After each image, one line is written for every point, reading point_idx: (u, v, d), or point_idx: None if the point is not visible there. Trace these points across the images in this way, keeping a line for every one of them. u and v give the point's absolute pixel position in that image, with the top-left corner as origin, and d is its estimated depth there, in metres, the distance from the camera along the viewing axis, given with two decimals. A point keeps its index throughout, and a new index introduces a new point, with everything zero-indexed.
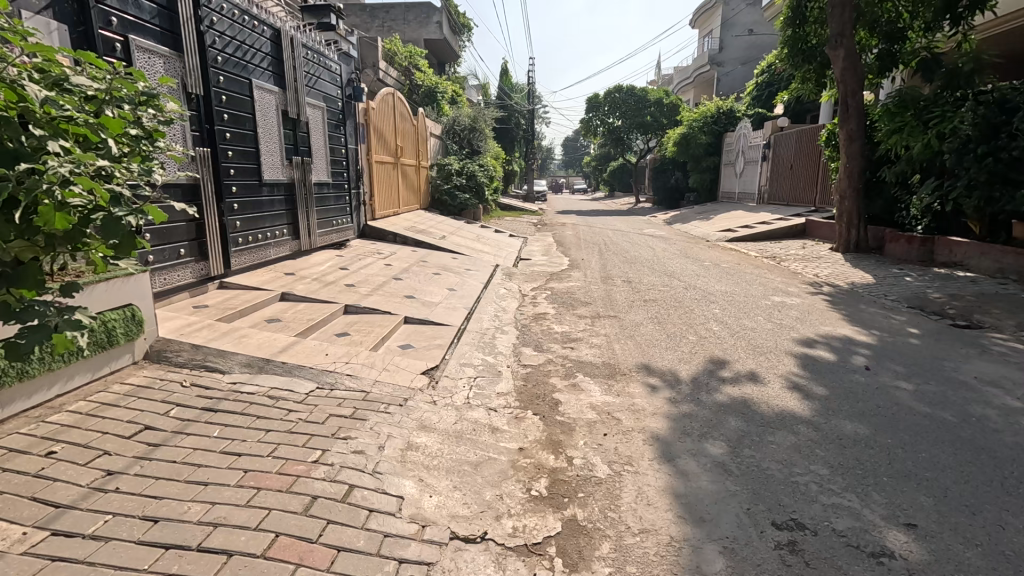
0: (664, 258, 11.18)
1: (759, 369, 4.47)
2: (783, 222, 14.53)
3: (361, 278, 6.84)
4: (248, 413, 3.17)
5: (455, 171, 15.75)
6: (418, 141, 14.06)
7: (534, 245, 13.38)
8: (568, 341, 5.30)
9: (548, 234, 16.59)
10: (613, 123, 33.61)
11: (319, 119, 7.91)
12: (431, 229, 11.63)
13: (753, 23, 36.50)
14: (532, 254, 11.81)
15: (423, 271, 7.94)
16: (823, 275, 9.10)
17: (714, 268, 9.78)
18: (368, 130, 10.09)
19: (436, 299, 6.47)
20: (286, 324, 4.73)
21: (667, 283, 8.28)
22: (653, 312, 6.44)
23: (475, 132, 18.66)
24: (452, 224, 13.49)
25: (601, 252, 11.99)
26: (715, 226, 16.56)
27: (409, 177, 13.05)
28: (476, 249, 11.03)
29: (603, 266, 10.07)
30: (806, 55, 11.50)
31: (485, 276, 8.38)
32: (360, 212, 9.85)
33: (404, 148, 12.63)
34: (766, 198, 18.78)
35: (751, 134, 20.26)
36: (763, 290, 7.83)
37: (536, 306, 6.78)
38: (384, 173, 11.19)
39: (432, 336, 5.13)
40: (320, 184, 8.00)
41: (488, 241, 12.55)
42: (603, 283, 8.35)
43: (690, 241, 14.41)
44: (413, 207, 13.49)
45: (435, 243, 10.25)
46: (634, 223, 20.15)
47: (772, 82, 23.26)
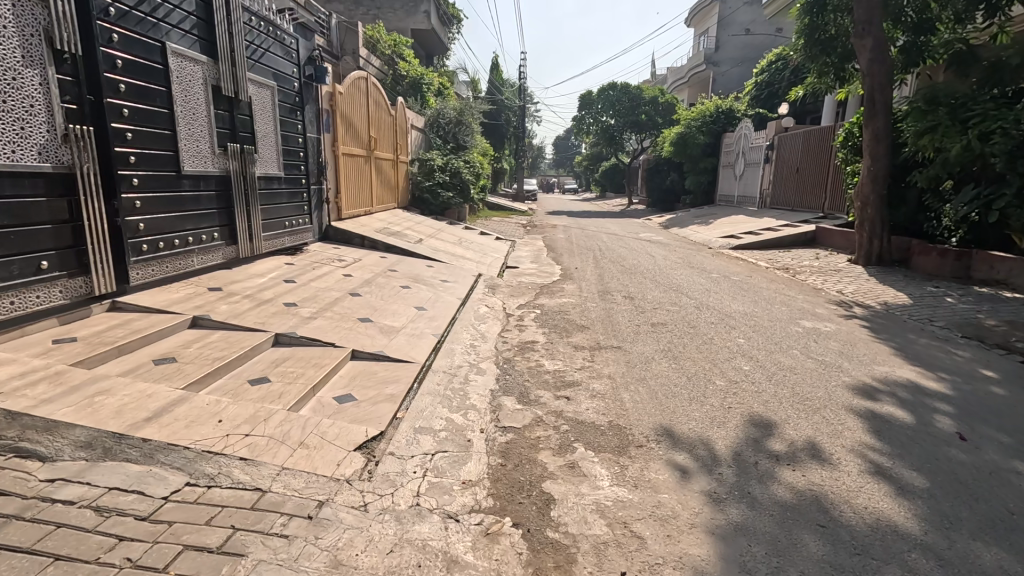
0: (667, 269, 10.05)
1: (820, 439, 3.31)
2: (791, 230, 13.50)
3: (308, 294, 5.57)
4: (39, 553, 1.91)
5: (437, 168, 14.52)
6: (397, 133, 12.82)
7: (523, 250, 12.20)
8: (561, 387, 4.09)
9: (538, 237, 15.41)
10: (606, 122, 32.53)
11: (267, 100, 6.64)
12: (407, 232, 10.38)
13: (750, 23, 35.65)
14: (520, 261, 10.61)
15: (389, 283, 6.70)
16: (848, 292, 8.03)
17: (725, 283, 8.66)
18: (334, 117, 8.85)
19: (399, 323, 5.23)
20: (180, 368, 3.47)
21: (676, 301, 7.15)
22: (664, 342, 5.28)
23: (462, 126, 17.42)
24: (433, 226, 12.24)
25: (597, 260, 10.84)
26: (716, 232, 15.51)
27: (385, 173, 11.82)
28: (457, 255, 9.82)
29: (600, 277, 8.91)
30: (823, 47, 10.48)
31: (465, 290, 7.16)
32: (323, 211, 8.57)
33: (380, 141, 11.40)
34: (768, 202, 17.79)
35: (753, 135, 19.28)
36: (787, 311, 6.73)
37: (523, 331, 5.58)
38: (355, 167, 9.95)
39: (384, 381, 3.90)
40: (268, 178, 6.72)
41: (472, 245, 11.32)
42: (601, 300, 7.18)
43: (692, 248, 13.32)
44: (390, 205, 12.28)
45: (409, 248, 8.99)
46: (630, 226, 19.04)
47: (773, 81, 23.13)
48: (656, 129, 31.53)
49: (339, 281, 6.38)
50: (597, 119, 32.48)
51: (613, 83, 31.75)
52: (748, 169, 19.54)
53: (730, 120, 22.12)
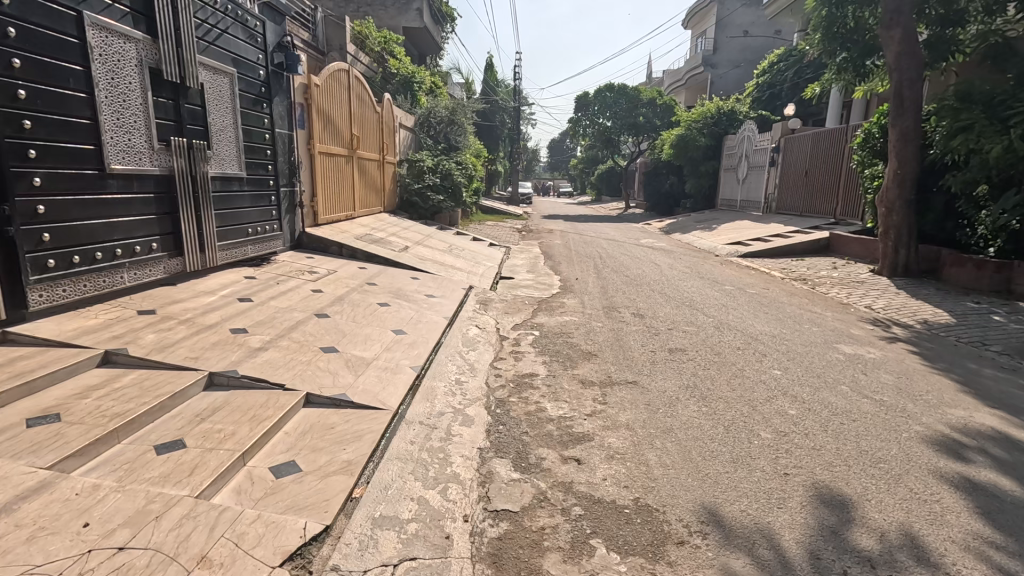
0: (675, 280, 9.23)
1: (917, 529, 2.48)
2: (803, 237, 12.74)
3: (264, 317, 4.70)
4: None
5: (427, 169, 13.68)
6: (384, 131, 11.98)
7: (519, 258, 11.36)
8: (569, 443, 3.24)
9: (533, 243, 14.58)
10: (603, 123, 31.81)
11: (225, 89, 5.77)
12: (392, 238, 9.50)
13: (748, 24, 35.15)
14: (516, 270, 9.76)
15: (366, 300, 5.83)
16: (879, 308, 7.26)
17: (743, 297, 7.86)
18: (309, 111, 8.00)
19: (371, 352, 4.37)
20: (60, 430, 2.58)
21: (692, 319, 6.33)
22: (687, 375, 4.45)
23: (453, 126, 16.54)
24: (421, 231, 11.36)
25: (598, 270, 10.00)
26: (722, 237, 14.75)
27: (370, 174, 10.97)
28: (446, 264, 8.94)
29: (604, 290, 8.07)
30: (843, 41, 9.75)
31: (453, 307, 6.30)
32: (296, 216, 7.69)
33: (364, 139, 10.54)
34: (775, 207, 17.05)
35: (757, 137, 18.56)
36: (820, 332, 5.92)
37: (519, 360, 4.72)
38: (335, 168, 9.11)
39: (342, 438, 3.03)
40: (226, 178, 5.83)
41: (463, 253, 10.44)
42: (608, 318, 6.33)
43: (697, 255, 12.53)
44: (376, 209, 11.42)
45: (392, 257, 8.10)
46: (630, 232, 18.25)
47: (775, 82, 22.93)
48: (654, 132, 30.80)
49: (307, 297, 5.51)
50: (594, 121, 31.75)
51: (610, 85, 31.07)
52: (752, 172, 18.82)
53: (732, 122, 21.41)
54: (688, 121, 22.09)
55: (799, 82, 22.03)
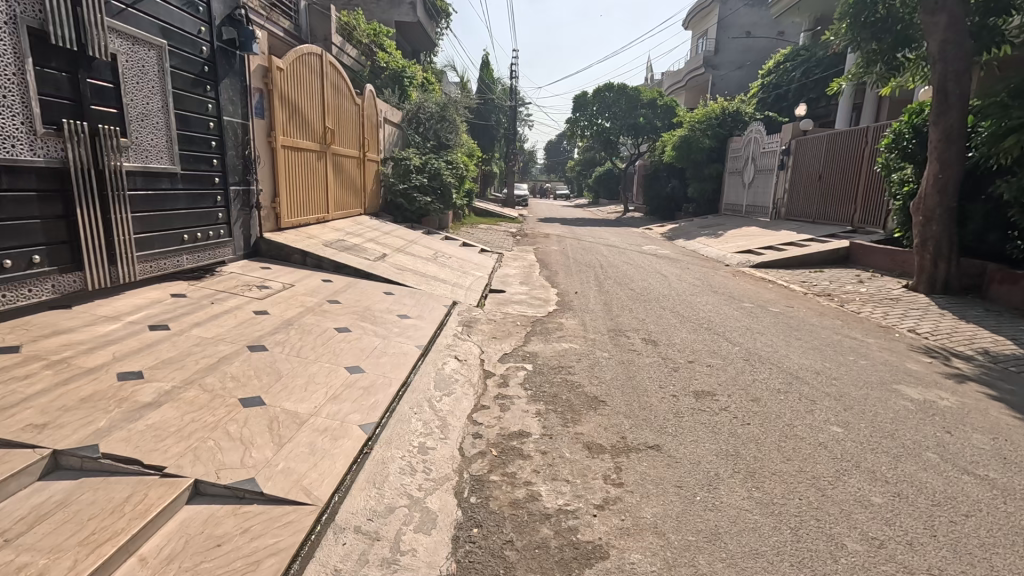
0: (687, 294, 8.24)
1: None
2: (820, 245, 11.77)
3: (176, 352, 3.64)
4: None
5: (414, 169, 12.64)
6: (366, 126, 10.96)
7: (512, 267, 10.32)
8: (574, 566, 2.21)
9: (528, 249, 13.55)
10: (601, 124, 30.81)
11: (149, 63, 4.73)
12: (369, 245, 8.44)
13: (751, 25, 34.36)
14: (508, 282, 8.73)
15: (321, 324, 4.77)
16: (925, 333, 6.28)
17: (766, 316, 6.89)
18: (271, 98, 6.97)
19: (309, 403, 3.31)
20: None
21: (715, 348, 5.32)
22: (724, 435, 3.43)
23: (444, 122, 15.50)
24: (405, 236, 10.30)
25: (600, 282, 8.97)
26: (730, 245, 13.77)
27: (348, 173, 9.94)
28: (429, 274, 7.89)
29: (607, 308, 7.05)
30: (873, 31, 8.78)
31: (430, 331, 5.26)
32: (252, 219, 6.63)
33: (342, 134, 9.53)
34: (785, 213, 16.10)
35: (765, 139, 17.62)
36: (869, 367, 4.92)
37: (506, 411, 3.68)
38: (304, 164, 8.08)
39: (225, 568, 1.98)
40: (150, 173, 4.78)
41: (450, 261, 9.38)
42: (615, 346, 5.32)
43: (705, 265, 11.55)
44: (355, 211, 10.40)
45: (365, 267, 7.04)
46: (630, 237, 17.27)
47: (782, 84, 22.23)
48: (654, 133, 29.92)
49: (245, 321, 4.45)
50: (593, 122, 30.81)
51: (609, 85, 30.16)
52: (760, 176, 17.88)
53: (737, 124, 20.49)
54: (691, 121, 21.14)
55: (806, 82, 21.23)
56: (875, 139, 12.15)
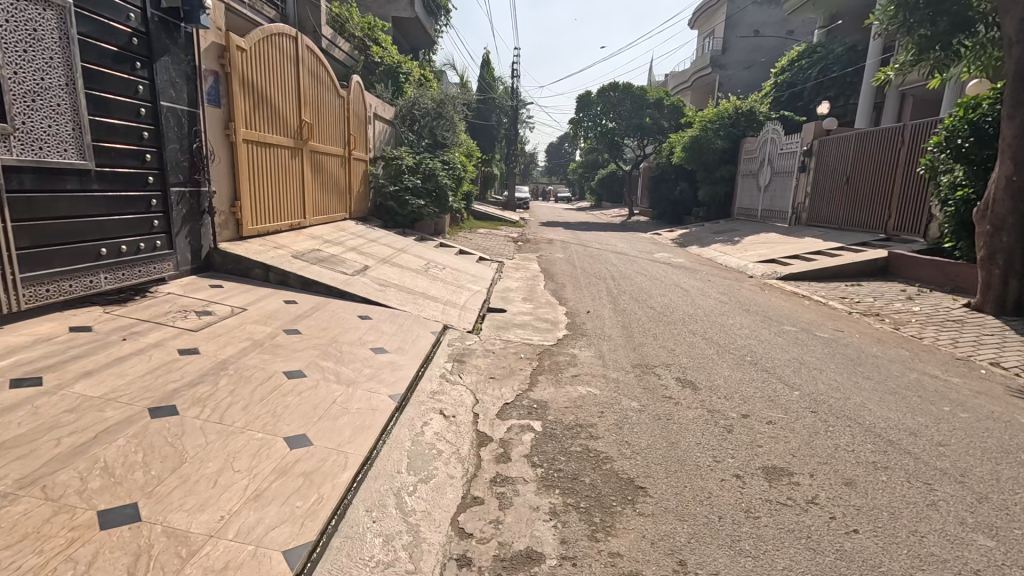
0: (716, 314, 7.13)
1: None
2: (853, 255, 10.67)
3: (34, 427, 2.54)
4: None
5: (407, 169, 11.57)
6: (353, 122, 9.91)
7: (513, 279, 9.21)
8: None
9: (531, 257, 12.44)
10: (604, 125, 29.66)
11: (46, 27, 3.65)
12: (349, 255, 7.34)
13: (759, 24, 33.39)
14: (510, 298, 7.61)
15: (265, 367, 3.67)
16: (1015, 369, 5.17)
17: (815, 344, 5.79)
18: (230, 84, 5.91)
19: (210, 513, 2.21)
20: None
21: (771, 395, 4.20)
22: (826, 557, 2.32)
23: (440, 120, 14.41)
24: (393, 244, 9.19)
25: (614, 299, 7.86)
26: (750, 253, 12.68)
27: (330, 175, 8.88)
28: (417, 290, 6.78)
29: (627, 333, 5.94)
30: (925, 13, 7.73)
31: (411, 372, 4.15)
32: (203, 227, 5.53)
33: (322, 131, 8.48)
34: (806, 219, 15.01)
35: (783, 139, 16.54)
36: (976, 423, 3.81)
37: (506, 512, 2.57)
38: (275, 164, 7.00)
39: None
40: (44, 169, 3.67)
41: (444, 273, 8.27)
42: (644, 391, 4.21)
43: (727, 277, 10.45)
44: (338, 217, 9.32)
45: (339, 284, 5.93)
46: (640, 244, 16.13)
47: (797, 82, 21.19)
48: (660, 135, 28.84)
49: (160, 367, 3.35)
50: (597, 122, 29.66)
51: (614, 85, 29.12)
52: (777, 178, 16.80)
53: (751, 124, 19.40)
54: (703, 121, 20.05)
55: (823, 81, 20.17)
56: (913, 139, 11.10)
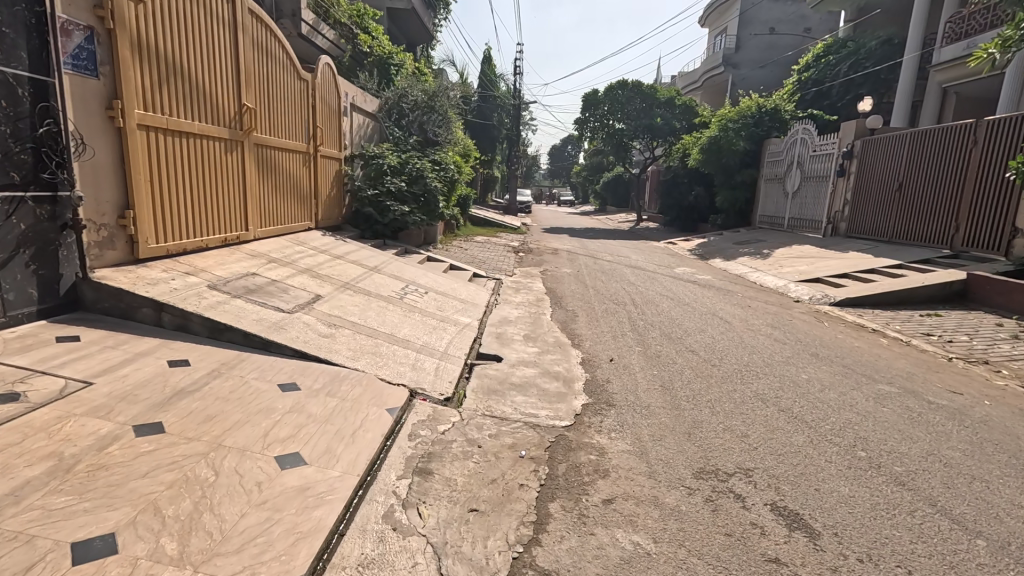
0: (778, 362, 5.42)
1: None
2: (918, 276, 8.94)
3: None
4: None
5: (389, 170, 9.89)
6: (319, 112, 8.21)
7: (512, 305, 7.50)
8: None
9: (534, 272, 10.73)
10: (613, 125, 27.85)
11: None
12: (298, 281, 5.62)
13: (773, 21, 31.86)
14: (507, 336, 5.90)
15: (33, 537, 1.94)
16: None
17: (940, 421, 4.06)
18: (119, 45, 4.21)
19: None
20: None
21: (945, 555, 2.47)
22: None
23: (432, 115, 12.73)
24: (366, 261, 7.48)
25: (640, 336, 6.14)
26: (788, 270, 10.95)
27: (287, 176, 7.18)
28: (383, 329, 5.07)
29: (670, 401, 4.22)
30: None
31: (331, 516, 2.41)
32: (62, 249, 3.84)
33: (275, 121, 6.78)
34: (846, 229, 13.35)
35: (816, 140, 14.84)
36: None
37: None
38: (200, 159, 5.29)
39: None
40: None
41: (425, 300, 6.55)
42: (729, 547, 2.47)
43: (769, 302, 8.73)
44: (298, 228, 7.63)
45: (266, 328, 4.20)
46: (655, 256, 14.40)
47: (823, 79, 19.50)
48: (671, 136, 27.15)
49: None
50: (604, 122, 27.94)
51: (622, 83, 27.45)
52: (808, 184, 15.11)
53: (775, 124, 17.72)
54: (723, 120, 18.33)
55: (854, 77, 18.48)
56: (988, 140, 9.52)
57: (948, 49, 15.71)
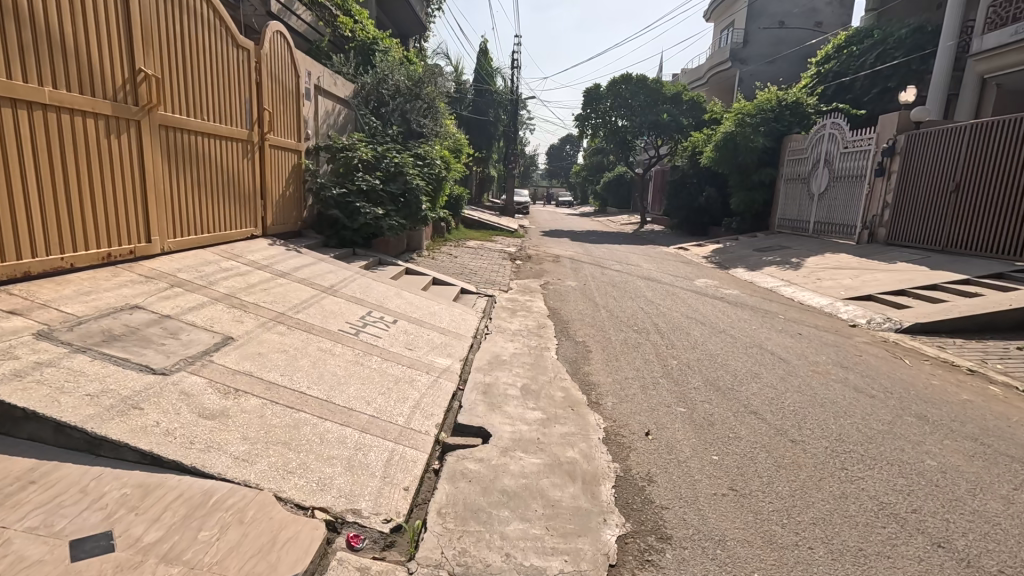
0: (880, 432, 3.84)
1: None
2: (999, 295, 7.39)
3: None
4: None
5: (362, 164, 8.29)
6: (267, 92, 6.58)
7: (506, 336, 5.91)
8: None
9: (534, 287, 9.14)
10: (616, 122, 26.31)
11: None
12: (206, 315, 4.00)
13: (783, 15, 30.42)
14: (499, 389, 4.30)
15: None
16: None
17: None
18: None
19: None
20: None
21: None
22: None
23: (416, 103, 11.12)
24: (320, 279, 5.86)
25: (678, 388, 4.54)
26: (830, 284, 9.39)
27: (214, 169, 5.55)
28: (315, 392, 3.46)
29: (757, 530, 2.63)
30: None
31: None
32: None
33: (193, 96, 5.16)
34: (885, 236, 11.85)
35: (848, 136, 13.31)
36: None
37: None
38: (52, 140, 3.68)
39: None
40: None
41: (391, 335, 4.95)
42: None
43: (822, 327, 7.17)
44: (233, 236, 5.99)
45: (103, 410, 2.58)
46: (669, 265, 12.82)
47: (847, 72, 18.02)
48: (678, 134, 25.60)
49: None
50: (606, 118, 26.31)
51: (626, 76, 25.91)
52: (838, 184, 13.59)
53: (797, 118, 16.19)
54: (739, 114, 16.74)
55: (881, 69, 17.01)
56: None
57: (991, 37, 14.20)
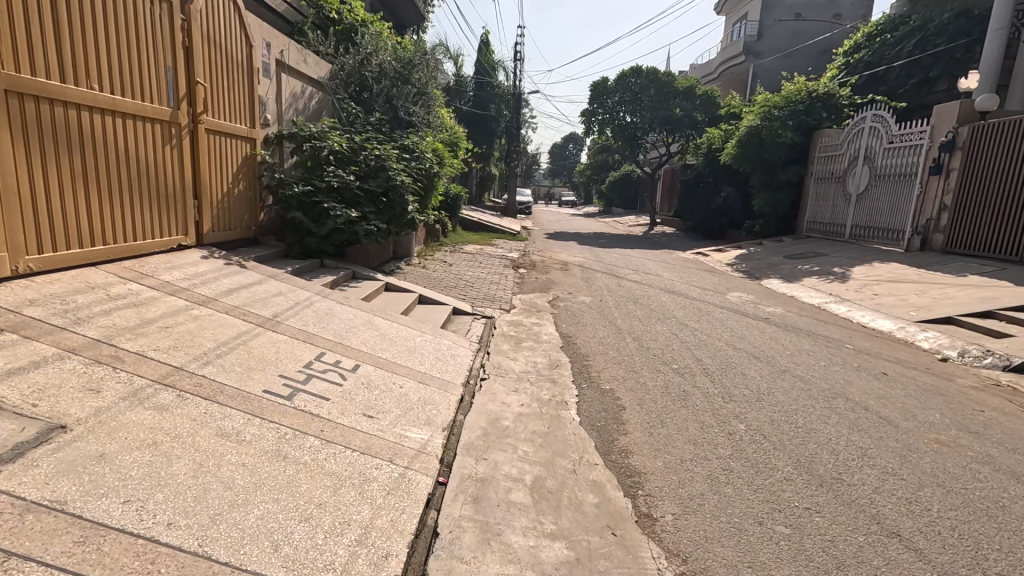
0: None
1: None
2: None
3: None
4: None
5: (333, 157, 6.82)
6: (200, 60, 5.10)
7: (507, 383, 4.42)
8: None
9: (542, 303, 7.67)
10: (625, 118, 24.86)
11: None
12: (38, 381, 2.55)
13: (800, 6, 28.85)
14: (497, 491, 2.83)
15: None
16: None
17: None
18: None
19: None
20: None
21: None
22: None
23: (406, 87, 9.66)
24: (259, 307, 4.37)
25: (763, 484, 3.06)
26: (893, 302, 7.92)
27: (109, 158, 4.08)
28: (178, 536, 1.99)
29: None
30: None
31: None
32: None
33: (67, 55, 3.71)
34: (942, 243, 10.38)
35: (893, 129, 11.83)
36: None
37: None
38: None
39: None
40: None
41: (347, 394, 3.49)
42: None
43: (905, 361, 5.71)
44: (145, 247, 4.51)
45: None
46: (693, 274, 11.36)
47: (881, 62, 16.53)
48: (691, 130, 24.10)
49: None
50: (614, 114, 24.76)
51: (637, 69, 24.45)
52: (881, 184, 12.11)
53: (830, 111, 14.66)
54: (765, 108, 15.24)
55: (920, 58, 15.50)
56: None
57: None
